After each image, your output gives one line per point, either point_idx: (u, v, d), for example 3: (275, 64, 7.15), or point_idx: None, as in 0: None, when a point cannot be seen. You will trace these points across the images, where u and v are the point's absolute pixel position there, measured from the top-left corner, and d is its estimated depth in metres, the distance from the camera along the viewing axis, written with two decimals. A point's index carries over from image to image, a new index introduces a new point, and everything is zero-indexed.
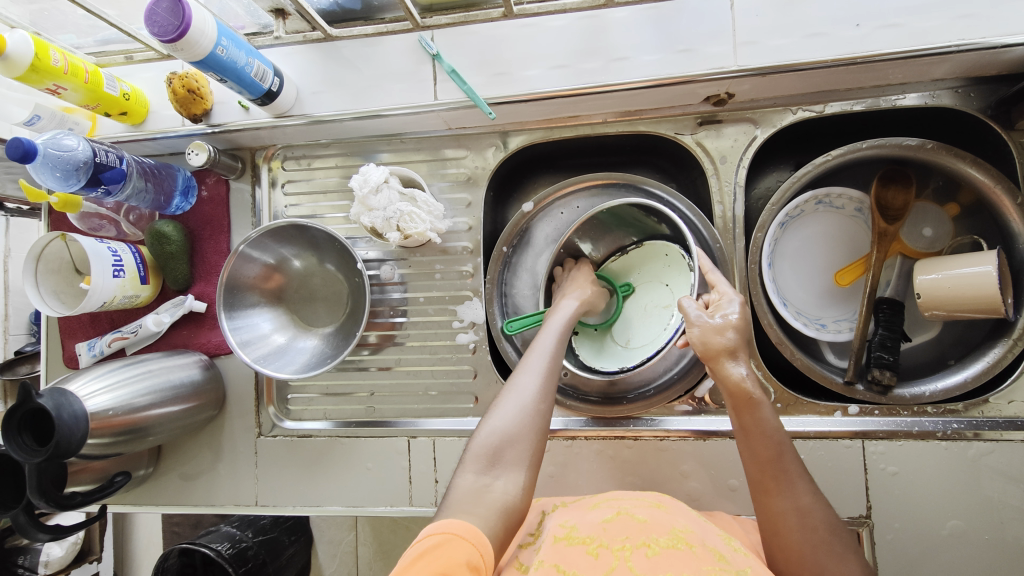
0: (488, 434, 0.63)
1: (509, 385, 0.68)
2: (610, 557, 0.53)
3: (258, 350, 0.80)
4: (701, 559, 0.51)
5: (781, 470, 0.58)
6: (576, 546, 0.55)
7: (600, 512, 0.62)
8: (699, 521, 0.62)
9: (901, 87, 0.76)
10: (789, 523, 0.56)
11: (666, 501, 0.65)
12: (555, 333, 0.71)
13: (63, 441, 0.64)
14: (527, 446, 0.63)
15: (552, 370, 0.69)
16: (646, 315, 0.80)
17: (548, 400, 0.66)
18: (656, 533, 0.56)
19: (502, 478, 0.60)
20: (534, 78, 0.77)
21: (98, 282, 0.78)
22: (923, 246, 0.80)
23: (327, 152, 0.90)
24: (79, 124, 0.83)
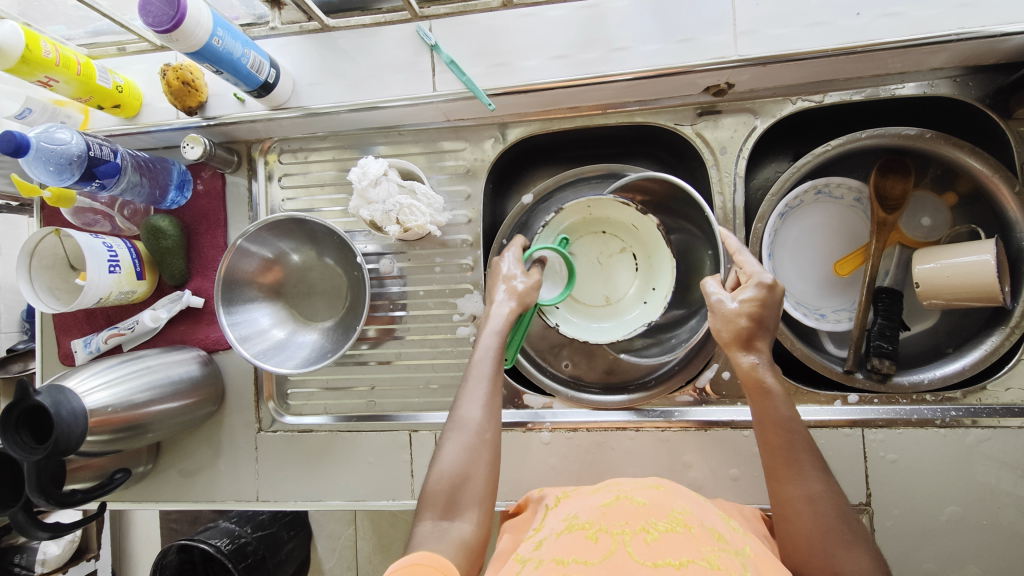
0: (439, 477, 0.60)
1: (451, 420, 0.64)
2: (609, 541, 0.52)
3: (258, 345, 0.80)
4: (701, 541, 0.52)
5: (792, 457, 0.59)
6: (575, 532, 0.55)
7: (600, 497, 0.62)
8: (699, 502, 0.61)
9: (900, 76, 0.76)
10: (797, 510, 0.57)
11: (666, 483, 0.65)
12: (489, 354, 0.67)
13: (63, 438, 0.63)
14: (481, 482, 0.60)
15: (493, 396, 0.65)
16: (604, 269, 0.84)
17: (493, 427, 0.64)
18: (655, 517, 0.55)
19: (462, 518, 0.57)
20: (534, 69, 0.77)
21: (94, 278, 0.77)
22: (921, 235, 0.80)
23: (323, 144, 0.89)
24: (71, 117, 0.81)
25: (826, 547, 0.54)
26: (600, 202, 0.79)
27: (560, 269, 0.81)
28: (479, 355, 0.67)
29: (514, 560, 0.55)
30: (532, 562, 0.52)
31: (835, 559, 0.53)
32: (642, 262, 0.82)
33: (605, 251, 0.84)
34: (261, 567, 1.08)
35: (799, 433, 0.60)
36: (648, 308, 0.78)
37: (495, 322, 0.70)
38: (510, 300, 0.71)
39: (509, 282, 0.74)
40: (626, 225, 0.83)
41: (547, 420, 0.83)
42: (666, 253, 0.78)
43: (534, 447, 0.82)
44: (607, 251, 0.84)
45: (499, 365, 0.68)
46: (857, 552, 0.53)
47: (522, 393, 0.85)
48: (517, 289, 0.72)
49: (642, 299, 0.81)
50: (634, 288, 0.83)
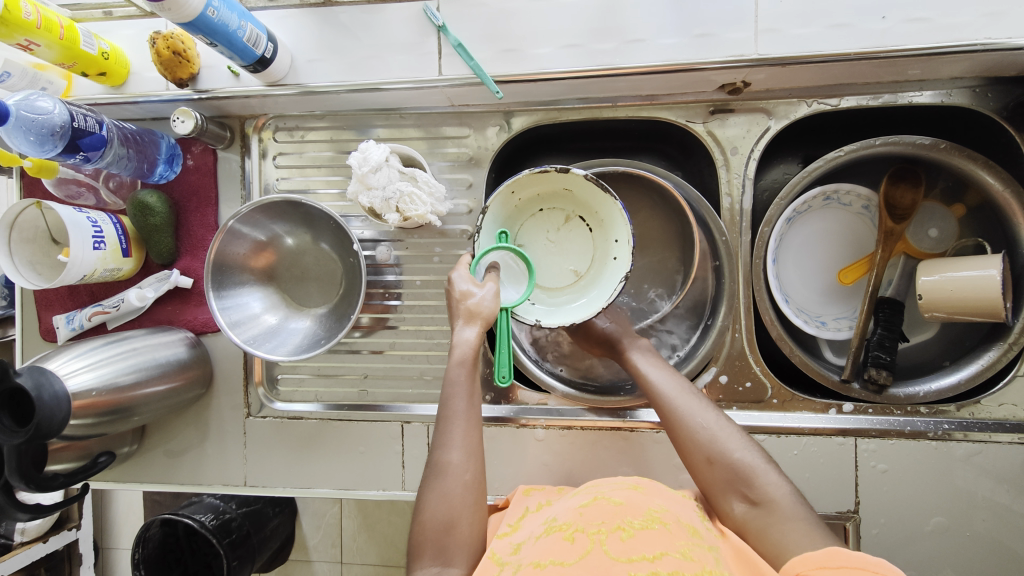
0: (426, 524, 0.59)
1: (429, 464, 0.62)
2: (586, 541, 0.52)
3: (248, 330, 0.77)
4: (675, 536, 0.52)
5: (649, 381, 0.67)
6: (553, 535, 0.55)
7: (579, 499, 0.62)
8: (677, 500, 0.62)
9: (918, 83, 0.74)
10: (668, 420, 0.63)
11: (645, 483, 0.65)
12: (459, 389, 0.65)
13: (45, 421, 0.61)
14: (468, 526, 0.59)
15: (469, 435, 0.63)
16: (561, 247, 0.77)
17: (474, 467, 0.62)
18: (630, 516, 0.55)
19: (452, 564, 0.57)
20: (545, 57, 0.73)
21: (78, 255, 0.73)
22: (928, 246, 0.80)
23: (321, 124, 0.86)
24: (53, 82, 0.77)
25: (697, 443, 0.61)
26: (519, 182, 0.72)
27: (517, 266, 0.73)
28: (449, 393, 0.65)
29: (491, 561, 0.55)
30: (510, 566, 0.52)
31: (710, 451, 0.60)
32: (594, 220, 0.75)
33: (551, 228, 0.77)
34: (246, 544, 1.08)
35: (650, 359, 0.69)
36: (620, 264, 0.70)
37: (461, 352, 0.67)
38: (471, 325, 0.67)
39: (465, 302, 0.68)
40: (557, 190, 0.76)
41: (542, 417, 0.82)
42: (606, 199, 0.71)
43: (526, 443, 0.82)
44: (553, 227, 0.77)
45: (473, 400, 0.66)
46: (720, 435, 0.60)
47: (518, 388, 0.84)
48: (474, 309, 0.66)
49: (608, 258, 0.73)
50: (597, 251, 0.75)
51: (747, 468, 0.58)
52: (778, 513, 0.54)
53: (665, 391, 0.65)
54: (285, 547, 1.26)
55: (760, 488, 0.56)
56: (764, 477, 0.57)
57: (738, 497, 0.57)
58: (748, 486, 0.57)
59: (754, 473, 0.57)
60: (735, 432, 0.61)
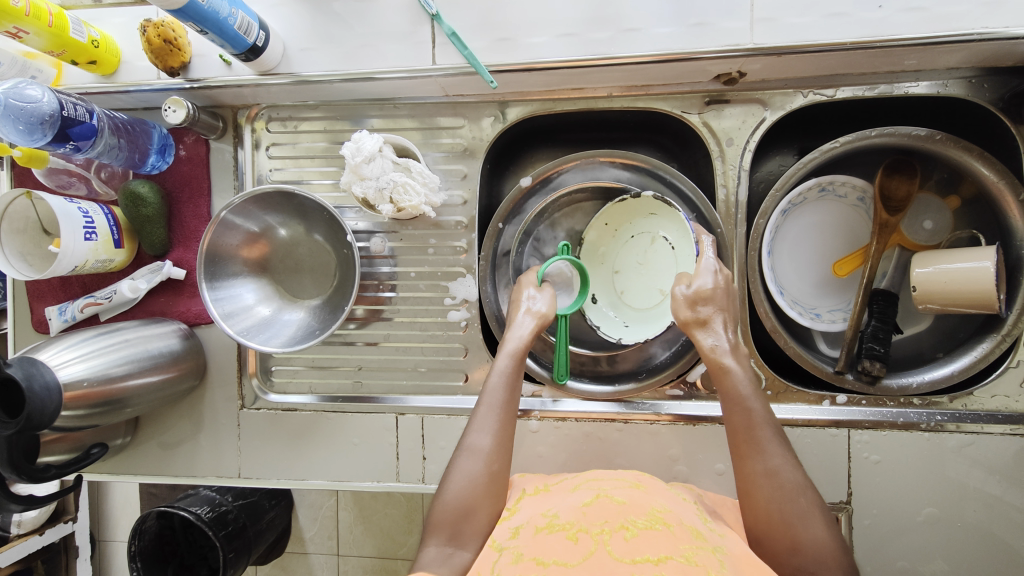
0: (445, 506, 0.60)
1: (460, 445, 0.64)
2: (589, 541, 0.52)
3: (242, 321, 0.77)
4: (679, 539, 0.52)
5: (752, 429, 0.61)
6: (555, 533, 0.54)
7: (580, 496, 0.62)
8: (678, 500, 0.62)
9: (914, 74, 0.74)
10: (758, 484, 0.59)
11: (646, 481, 0.65)
12: (502, 379, 0.67)
13: (36, 413, 0.61)
14: (484, 514, 0.60)
15: (505, 421, 0.65)
16: (651, 267, 0.81)
17: (502, 459, 0.63)
18: (634, 515, 0.56)
19: (465, 547, 0.58)
20: (540, 46, 0.73)
21: (70, 245, 0.73)
22: (923, 238, 0.80)
23: (315, 114, 0.85)
24: (43, 71, 0.77)
25: (787, 521, 0.56)
26: (607, 212, 0.84)
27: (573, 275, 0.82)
28: (491, 381, 0.67)
29: (490, 548, 0.56)
30: (509, 553, 0.53)
31: (795, 530, 0.56)
32: (673, 236, 0.78)
33: (641, 251, 0.82)
34: (243, 535, 1.08)
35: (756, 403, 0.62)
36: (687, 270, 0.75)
37: (512, 344, 0.70)
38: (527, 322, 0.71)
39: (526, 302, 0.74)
40: (644, 214, 0.82)
41: (536, 408, 0.82)
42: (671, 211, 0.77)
43: (520, 435, 0.82)
44: (643, 251, 0.82)
45: (513, 393, 0.67)
46: (815, 523, 0.56)
47: None
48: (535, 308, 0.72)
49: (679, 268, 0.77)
50: (681, 265, 0.77)
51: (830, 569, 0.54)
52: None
53: (767, 449, 0.60)
54: (281, 539, 1.26)
55: None
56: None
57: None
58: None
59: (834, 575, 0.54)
60: (827, 522, 0.57)
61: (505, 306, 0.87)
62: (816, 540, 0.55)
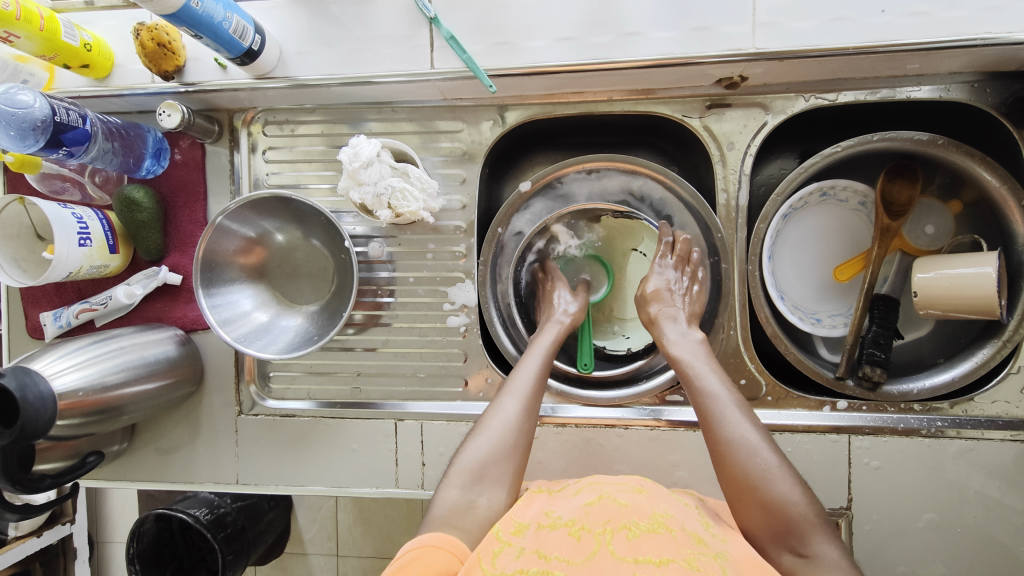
0: (474, 450, 0.63)
1: (491, 407, 0.67)
2: (592, 541, 0.53)
3: (240, 328, 0.76)
4: (681, 543, 0.52)
5: (704, 404, 0.63)
6: (558, 530, 0.56)
7: (583, 497, 0.62)
8: (680, 506, 0.62)
9: (917, 78, 0.73)
10: (722, 452, 0.60)
11: (648, 487, 0.65)
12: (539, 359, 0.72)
13: (29, 424, 0.60)
14: (508, 464, 0.63)
15: (537, 386, 0.69)
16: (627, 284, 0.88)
17: (531, 418, 0.66)
18: (636, 517, 0.56)
19: (487, 495, 0.60)
20: (539, 50, 0.72)
21: (63, 252, 0.72)
22: (924, 243, 0.79)
23: (312, 118, 0.84)
24: (34, 75, 0.75)
25: (754, 485, 0.57)
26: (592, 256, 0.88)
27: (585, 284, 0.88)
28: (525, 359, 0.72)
29: (492, 535, 0.55)
30: (512, 548, 0.53)
31: (762, 494, 0.57)
32: (645, 246, 0.86)
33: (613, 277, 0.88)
34: (241, 537, 1.08)
35: (712, 377, 0.65)
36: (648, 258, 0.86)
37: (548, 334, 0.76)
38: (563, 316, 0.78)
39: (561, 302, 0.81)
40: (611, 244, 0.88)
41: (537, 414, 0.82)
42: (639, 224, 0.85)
43: None
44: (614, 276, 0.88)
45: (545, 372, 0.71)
46: (780, 481, 0.57)
47: None
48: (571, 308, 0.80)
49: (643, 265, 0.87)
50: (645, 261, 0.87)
51: (802, 524, 0.55)
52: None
53: (722, 419, 0.61)
54: (280, 541, 1.26)
55: (812, 546, 0.54)
56: (818, 535, 0.54)
57: (788, 548, 0.55)
58: (799, 540, 0.55)
59: (808, 530, 0.55)
60: (794, 478, 0.58)
61: (506, 312, 0.86)
62: (783, 499, 0.56)
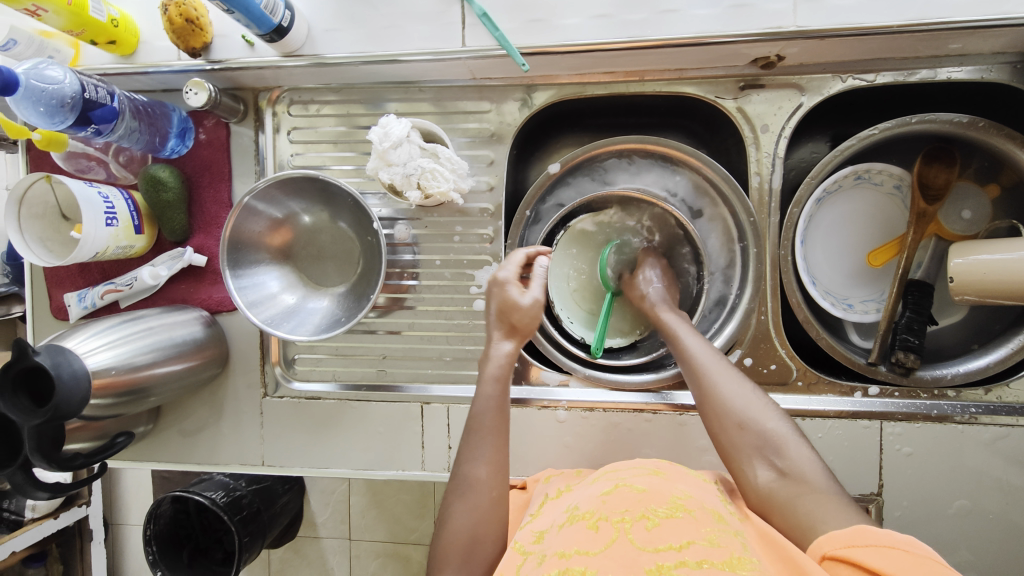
0: (449, 538, 0.58)
1: (454, 476, 0.62)
2: (610, 530, 0.51)
3: (268, 310, 0.76)
4: (701, 523, 0.51)
5: (683, 343, 0.67)
6: (576, 524, 0.54)
7: (599, 486, 0.61)
8: (700, 484, 0.61)
9: (958, 58, 0.71)
10: (700, 389, 0.63)
11: (666, 468, 0.64)
12: (488, 405, 0.64)
13: (63, 402, 0.59)
14: (490, 543, 0.58)
15: (499, 442, 0.63)
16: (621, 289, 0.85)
17: (500, 483, 0.61)
18: (654, 503, 0.54)
19: None
20: (573, 28, 0.71)
21: (90, 231, 0.72)
22: (960, 228, 0.78)
23: (336, 97, 0.83)
24: (59, 51, 0.74)
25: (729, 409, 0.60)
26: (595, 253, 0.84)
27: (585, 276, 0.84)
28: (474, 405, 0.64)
29: (515, 551, 0.54)
30: (534, 557, 0.52)
31: (738, 417, 0.60)
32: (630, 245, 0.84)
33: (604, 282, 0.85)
34: (257, 520, 1.08)
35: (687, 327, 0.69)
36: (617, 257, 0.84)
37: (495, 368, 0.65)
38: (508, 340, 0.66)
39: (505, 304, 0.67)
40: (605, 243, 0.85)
41: (564, 398, 0.82)
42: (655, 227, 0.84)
43: (548, 424, 0.81)
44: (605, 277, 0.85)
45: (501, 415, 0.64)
46: (755, 407, 0.60)
47: (538, 369, 0.83)
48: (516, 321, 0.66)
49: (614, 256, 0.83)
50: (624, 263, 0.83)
51: (779, 438, 0.58)
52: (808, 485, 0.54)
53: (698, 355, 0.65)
54: (293, 524, 1.27)
55: (790, 459, 0.56)
56: (795, 449, 0.57)
57: (766, 464, 0.57)
58: (776, 455, 0.57)
59: (785, 443, 0.57)
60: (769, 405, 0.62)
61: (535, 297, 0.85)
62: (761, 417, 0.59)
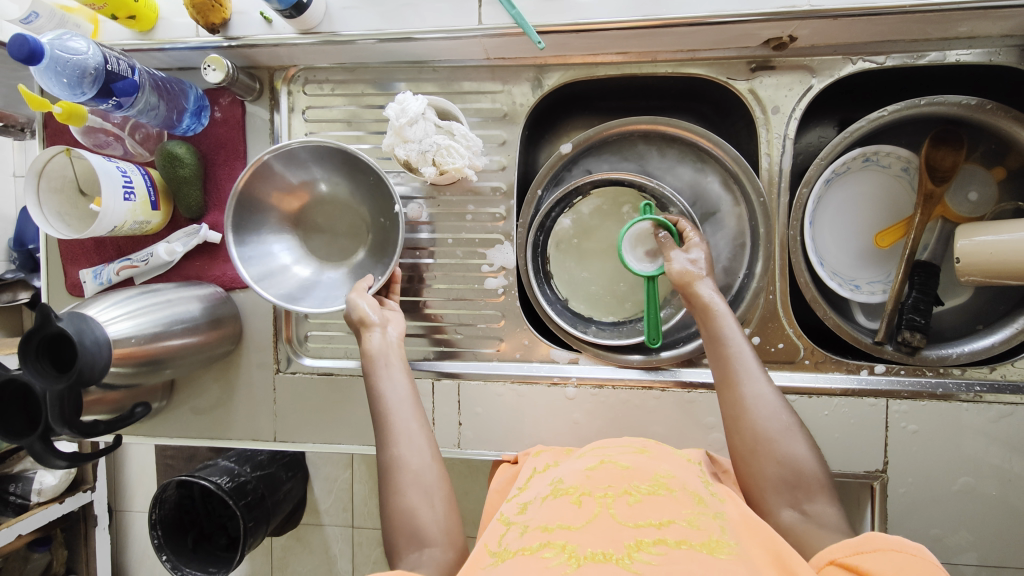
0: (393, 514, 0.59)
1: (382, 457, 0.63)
2: (593, 504, 0.48)
3: (276, 283, 0.77)
4: (682, 504, 0.49)
5: (729, 357, 0.63)
6: (559, 498, 0.51)
7: (586, 461, 0.59)
8: (683, 465, 0.58)
9: (967, 41, 0.73)
10: (745, 411, 0.60)
11: (652, 447, 0.62)
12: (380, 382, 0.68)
13: (87, 368, 0.60)
14: (430, 507, 0.59)
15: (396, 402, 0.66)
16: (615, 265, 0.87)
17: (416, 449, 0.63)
18: (638, 481, 0.52)
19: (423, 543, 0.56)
20: (589, 7, 0.72)
21: (110, 205, 0.72)
22: (966, 210, 0.79)
23: (351, 77, 0.84)
24: (80, 26, 0.76)
25: (771, 439, 0.58)
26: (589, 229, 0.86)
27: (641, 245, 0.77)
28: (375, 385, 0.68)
29: (499, 522, 0.52)
30: (517, 527, 0.49)
31: (777, 451, 0.57)
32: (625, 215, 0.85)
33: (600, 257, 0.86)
34: (261, 505, 1.09)
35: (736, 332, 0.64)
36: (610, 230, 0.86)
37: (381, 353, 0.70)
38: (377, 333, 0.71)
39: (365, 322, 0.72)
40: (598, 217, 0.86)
41: (573, 375, 0.83)
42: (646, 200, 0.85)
43: (558, 401, 0.82)
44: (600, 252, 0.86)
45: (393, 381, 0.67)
46: (796, 442, 0.58)
47: (548, 347, 0.84)
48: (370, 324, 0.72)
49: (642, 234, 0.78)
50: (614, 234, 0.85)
51: (810, 480, 0.56)
52: (829, 526, 0.53)
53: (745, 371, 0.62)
54: (296, 512, 1.27)
55: (819, 504, 0.55)
56: (823, 493, 0.56)
57: (790, 503, 0.56)
58: (805, 497, 0.55)
59: (817, 488, 0.56)
60: (802, 438, 0.59)
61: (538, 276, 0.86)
62: (795, 456, 0.57)
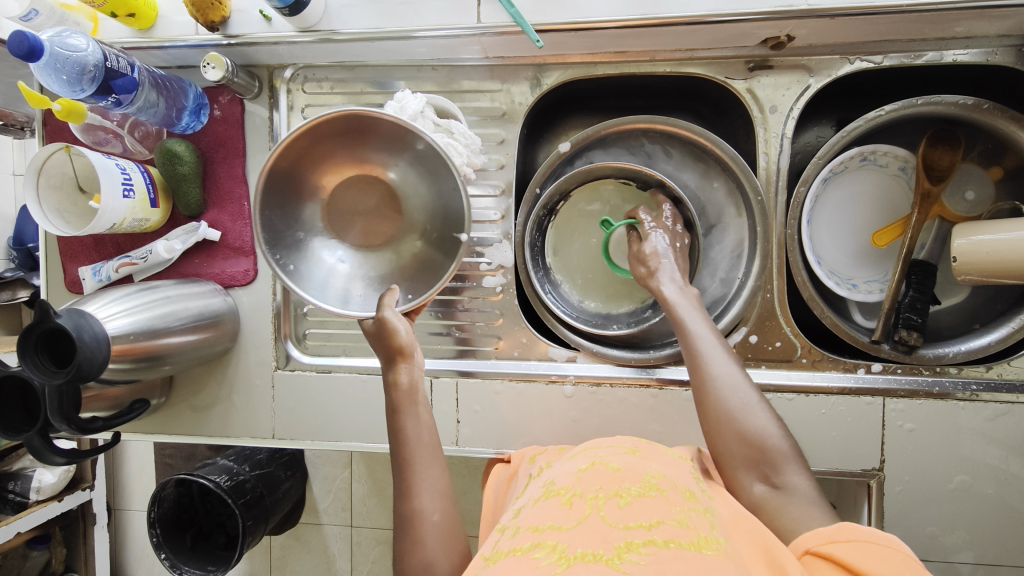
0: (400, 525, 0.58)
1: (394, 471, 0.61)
2: (584, 506, 0.49)
3: (310, 279, 0.68)
4: (672, 504, 0.49)
5: (689, 340, 0.64)
6: (550, 498, 0.51)
7: (578, 462, 0.59)
8: (675, 463, 0.58)
9: (964, 41, 0.73)
10: (709, 391, 0.60)
11: (643, 447, 0.62)
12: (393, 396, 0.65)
13: (86, 363, 0.60)
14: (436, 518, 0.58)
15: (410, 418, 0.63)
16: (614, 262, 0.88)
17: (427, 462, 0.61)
18: (628, 481, 0.52)
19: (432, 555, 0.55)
20: (586, 6, 0.72)
21: (110, 202, 0.72)
22: (964, 210, 0.79)
23: (350, 76, 0.84)
24: (80, 24, 0.76)
25: (732, 417, 0.58)
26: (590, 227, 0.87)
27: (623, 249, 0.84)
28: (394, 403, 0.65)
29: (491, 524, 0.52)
30: (509, 530, 0.49)
31: (741, 427, 0.57)
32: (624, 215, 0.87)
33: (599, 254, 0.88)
34: (260, 504, 1.09)
35: (696, 317, 0.66)
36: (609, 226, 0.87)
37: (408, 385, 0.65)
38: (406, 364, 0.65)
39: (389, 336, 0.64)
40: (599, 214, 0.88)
41: (570, 373, 0.83)
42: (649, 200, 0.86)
43: (556, 400, 0.82)
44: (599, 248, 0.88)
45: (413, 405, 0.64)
46: (761, 418, 0.57)
47: (546, 345, 0.85)
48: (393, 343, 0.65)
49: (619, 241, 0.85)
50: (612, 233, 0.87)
51: (777, 455, 0.56)
52: (797, 500, 0.53)
53: (706, 354, 0.62)
54: (295, 511, 1.27)
55: (789, 477, 0.54)
56: (793, 468, 0.55)
57: (759, 478, 0.55)
58: (772, 470, 0.55)
59: (785, 462, 0.55)
60: (768, 413, 0.59)
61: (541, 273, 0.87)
62: (761, 433, 0.57)
